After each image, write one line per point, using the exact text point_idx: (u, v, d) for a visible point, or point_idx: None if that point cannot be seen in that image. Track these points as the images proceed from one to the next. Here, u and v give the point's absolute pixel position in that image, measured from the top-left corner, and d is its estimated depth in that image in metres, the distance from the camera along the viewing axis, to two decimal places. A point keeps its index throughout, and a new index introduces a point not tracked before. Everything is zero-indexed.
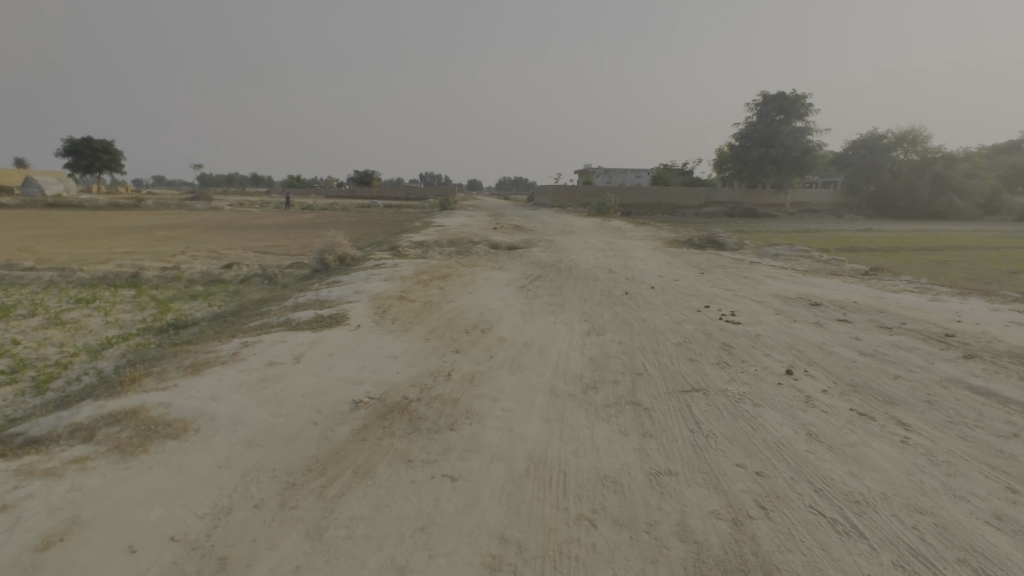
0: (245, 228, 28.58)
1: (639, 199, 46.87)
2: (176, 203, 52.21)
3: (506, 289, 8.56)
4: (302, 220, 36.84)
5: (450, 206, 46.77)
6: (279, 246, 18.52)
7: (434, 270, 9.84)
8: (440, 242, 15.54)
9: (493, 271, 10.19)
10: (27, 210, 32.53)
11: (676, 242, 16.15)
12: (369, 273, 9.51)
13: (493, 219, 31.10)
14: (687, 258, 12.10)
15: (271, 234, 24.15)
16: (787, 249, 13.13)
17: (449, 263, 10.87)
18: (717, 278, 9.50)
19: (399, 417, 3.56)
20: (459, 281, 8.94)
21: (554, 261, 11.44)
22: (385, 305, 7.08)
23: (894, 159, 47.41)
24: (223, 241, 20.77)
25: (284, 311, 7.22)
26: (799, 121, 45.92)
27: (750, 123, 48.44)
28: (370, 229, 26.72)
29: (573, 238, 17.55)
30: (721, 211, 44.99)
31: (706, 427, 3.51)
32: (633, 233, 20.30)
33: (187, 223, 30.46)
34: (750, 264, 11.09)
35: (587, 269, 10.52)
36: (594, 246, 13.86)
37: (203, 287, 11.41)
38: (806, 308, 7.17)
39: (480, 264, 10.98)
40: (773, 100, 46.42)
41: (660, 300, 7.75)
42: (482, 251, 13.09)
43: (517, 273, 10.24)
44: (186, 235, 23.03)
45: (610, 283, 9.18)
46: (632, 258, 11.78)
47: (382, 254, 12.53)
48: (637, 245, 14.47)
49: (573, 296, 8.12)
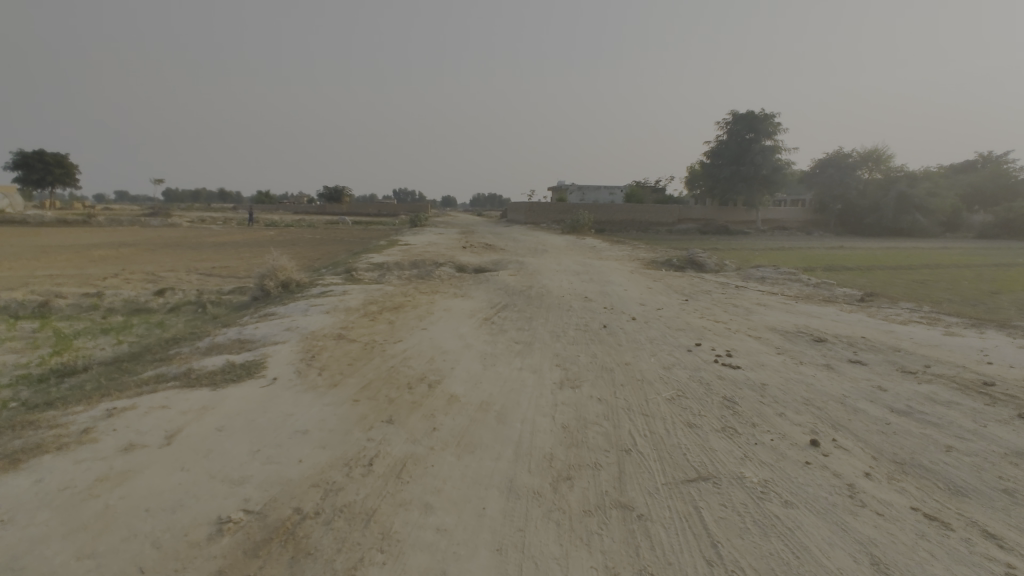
0: (197, 247, 26.76)
1: (613, 216, 46.51)
2: (131, 220, 49.62)
3: (467, 323, 7.44)
4: (264, 237, 35.15)
5: (421, 222, 45.71)
6: (228, 268, 17.03)
7: (387, 300, 8.65)
8: (402, 263, 14.36)
9: (454, 300, 9.07)
10: None
11: (653, 262, 15.30)
12: (310, 304, 8.27)
13: (464, 237, 30.06)
14: (668, 281, 11.20)
15: (223, 253, 22.51)
16: (772, 271, 12.37)
17: (405, 290, 9.69)
18: (703, 306, 8.59)
19: (279, 550, 2.39)
20: (413, 313, 7.78)
21: (523, 286, 10.38)
22: (317, 347, 5.87)
23: (859, 177, 48.28)
24: (166, 262, 19.11)
25: (192, 355, 5.94)
26: (768, 140, 46.40)
27: (721, 141, 48.80)
28: (334, 248, 25.35)
29: (546, 258, 16.56)
30: (694, 228, 44.92)
31: (729, 557, 2.44)
32: (609, 252, 19.42)
33: (134, 242, 28.43)
34: (736, 289, 10.25)
35: (561, 296, 9.49)
36: (568, 268, 12.87)
37: (122, 318, 9.95)
38: (810, 345, 6.26)
39: (440, 291, 9.83)
40: (743, 119, 46.86)
41: (644, 336, 6.75)
42: (446, 275, 11.97)
43: (482, 302, 9.14)
44: (128, 255, 21.22)
45: (586, 313, 8.17)
46: (609, 282, 10.81)
47: (333, 279, 11.29)
48: (614, 266, 13.54)
49: (544, 332, 7.05)
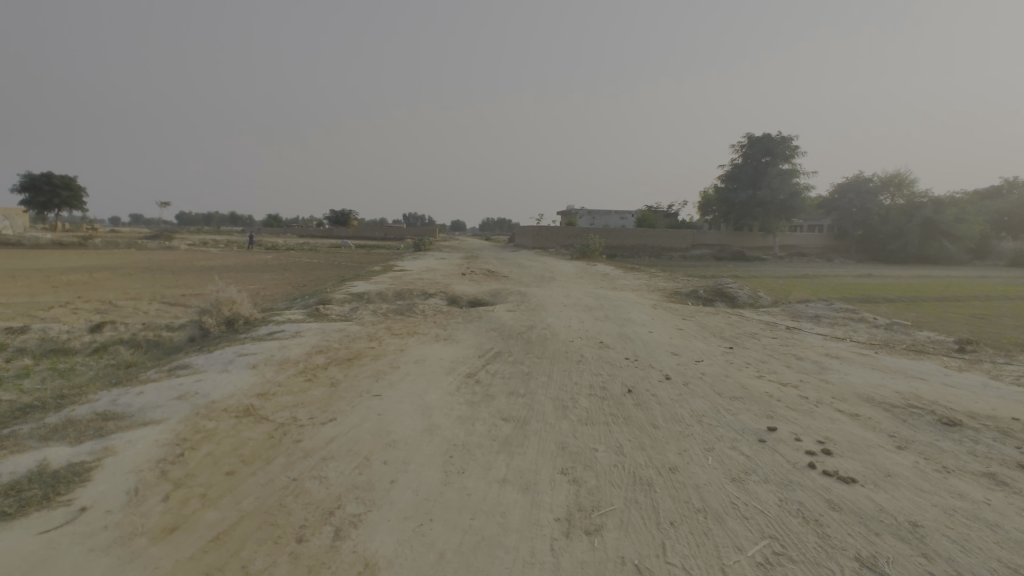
0: (183, 271, 25.17)
1: (624, 241, 44.59)
2: (129, 243, 48.47)
3: (441, 385, 5.43)
4: (257, 262, 33.49)
5: (425, 246, 44.29)
6: (197, 297, 15.21)
7: (344, 347, 6.68)
8: (387, 293, 12.46)
9: (433, 347, 7.09)
10: None
11: (677, 295, 13.30)
12: (241, 351, 6.31)
13: (466, 262, 28.25)
14: (700, 320, 9.18)
15: (203, 279, 20.78)
16: (823, 307, 10.32)
17: (373, 332, 7.71)
18: (757, 359, 6.56)
19: None
20: (371, 369, 5.78)
21: (524, 326, 8.38)
22: (202, 432, 3.89)
23: (881, 203, 46.08)
24: (134, 289, 17.32)
25: (19, 443, 3.95)
26: (785, 164, 44.60)
27: (735, 165, 47.07)
28: (325, 274, 23.55)
29: (553, 289, 14.60)
30: (709, 254, 42.90)
31: None
32: (623, 281, 17.42)
33: (118, 265, 26.86)
34: (789, 333, 8.20)
35: (570, 340, 7.50)
36: (579, 301, 10.88)
37: (28, 362, 8.05)
38: (942, 433, 4.21)
39: (418, 333, 7.85)
40: (758, 143, 45.13)
41: (689, 412, 4.73)
42: (433, 309, 10.03)
43: (469, 349, 7.16)
44: (98, 281, 19.48)
45: (604, 368, 6.18)
46: (630, 321, 8.80)
47: (295, 314, 9.37)
48: (632, 300, 11.54)
49: (548, 401, 5.05)
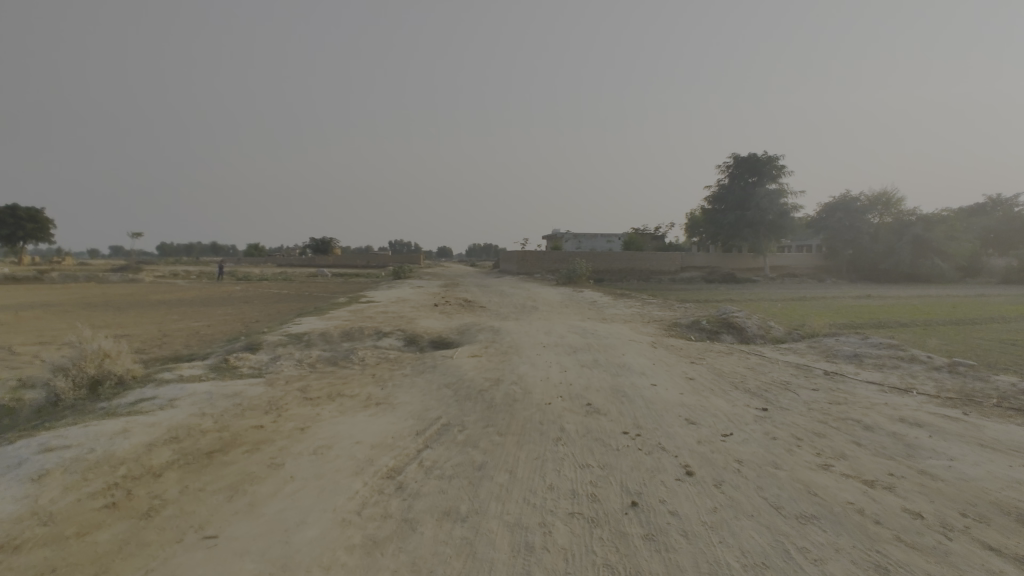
0: (131, 307, 22.85)
1: (611, 264, 42.98)
2: (93, 277, 45.90)
3: (334, 502, 3.39)
4: (222, 294, 31.26)
5: (404, 275, 42.33)
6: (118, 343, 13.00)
7: (219, 425, 4.63)
8: (332, 333, 10.41)
9: (354, 421, 5.05)
10: None
11: (677, 328, 11.44)
12: (50, 442, 4.19)
13: (444, 291, 26.25)
14: (714, 364, 7.24)
15: (143, 318, 18.51)
16: (857, 342, 8.46)
17: (280, 395, 5.66)
18: (809, 429, 4.63)
19: None
20: (234, 472, 3.71)
21: (487, 379, 6.37)
22: None
23: (870, 222, 45.10)
24: (53, 331, 15.05)
25: None
26: (773, 184, 43.70)
27: (722, 186, 46.07)
28: (286, 307, 21.37)
29: (532, 322, 12.65)
30: (699, 277, 41.43)
31: None
32: (613, 310, 15.55)
33: (59, 302, 24.45)
34: (833, 382, 6.27)
35: (546, 401, 5.53)
36: (563, 340, 8.94)
37: None
38: None
39: (342, 397, 5.80)
40: (744, 163, 44.17)
41: (738, 560, 2.75)
42: (378, 356, 7.99)
43: (406, 422, 5.13)
44: (19, 322, 17.14)
45: (592, 456, 4.20)
46: (626, 369, 6.85)
47: (196, 367, 7.29)
48: (626, 336, 9.61)
49: (500, 538, 3.04)
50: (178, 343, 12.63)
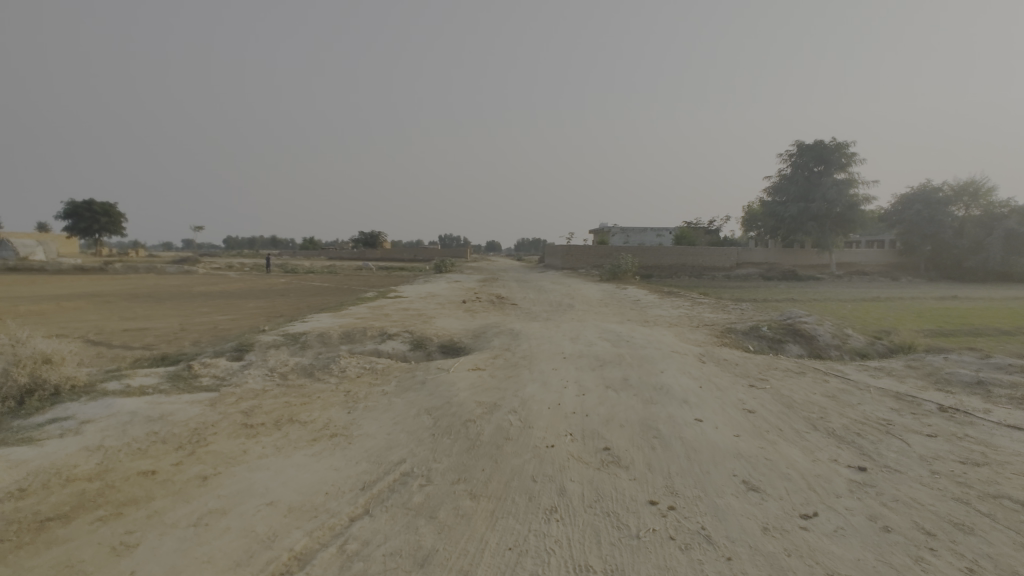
0: (170, 298, 22.94)
1: (661, 260, 40.63)
2: (151, 268, 47.79)
3: None
4: (265, 286, 31.39)
5: (446, 269, 41.63)
6: (130, 339, 12.49)
7: (100, 468, 3.48)
8: (333, 334, 9.30)
9: (287, 464, 3.80)
10: None
11: (731, 334, 9.72)
12: None
13: (481, 286, 25.10)
14: (781, 390, 5.55)
15: (174, 310, 18.28)
16: (973, 362, 6.51)
17: (214, 421, 4.49)
18: (944, 517, 2.98)
19: None
20: (51, 561, 2.51)
21: (480, 404, 4.99)
22: None
23: (955, 214, 40.32)
24: (78, 324, 14.84)
25: None
26: (841, 173, 39.94)
27: (784, 176, 42.58)
28: (318, 301, 20.80)
29: (562, 324, 11.17)
30: (756, 273, 38.48)
31: None
32: (657, 310, 13.84)
33: (108, 292, 24.97)
34: (956, 425, 4.49)
35: (547, 442, 4.10)
36: (590, 349, 7.42)
37: None
38: None
39: (293, 424, 4.57)
40: (810, 150, 40.51)
41: None
42: (365, 363, 6.76)
43: (355, 467, 3.83)
44: (55, 313, 17.22)
45: (595, 551, 2.76)
46: (663, 394, 5.30)
47: (154, 373, 6.29)
48: (668, 344, 7.99)
49: None
50: (187, 340, 11.97)
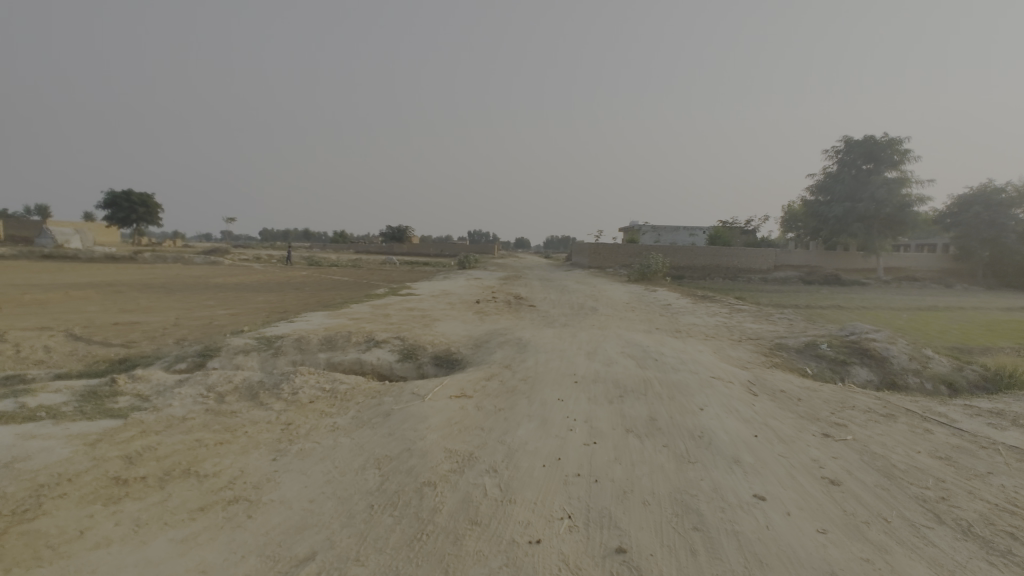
0: (183, 290, 22.36)
1: (694, 260, 38.57)
2: (180, 258, 48.14)
3: None
4: (284, 279, 30.87)
5: (469, 265, 40.51)
6: (114, 335, 11.63)
7: None
8: (313, 339, 8.10)
9: (131, 559, 2.50)
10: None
11: (782, 351, 8.18)
12: None
13: (500, 284, 23.80)
14: (871, 445, 4.04)
15: (179, 303, 17.55)
16: None
17: (77, 472, 3.26)
18: None
19: None
20: None
21: (450, 456, 3.64)
22: None
23: (1020, 217, 36.84)
24: (72, 315, 14.13)
25: None
26: (892, 171, 37.02)
27: (828, 174, 39.81)
28: (329, 296, 19.88)
29: (580, 331, 9.75)
30: (795, 277, 36.09)
31: None
32: (690, 318, 12.25)
33: (125, 282, 24.70)
34: None
35: (531, 535, 2.72)
36: (610, 370, 5.98)
37: None
38: None
39: (185, 479, 3.29)
40: (858, 147, 37.66)
41: None
42: (328, 380, 5.47)
43: (236, 567, 2.52)
44: (54, 303, 16.58)
45: None
46: (705, 447, 3.84)
47: (71, 388, 5.16)
48: (707, 365, 6.50)
49: None
50: (169, 339, 10.99)
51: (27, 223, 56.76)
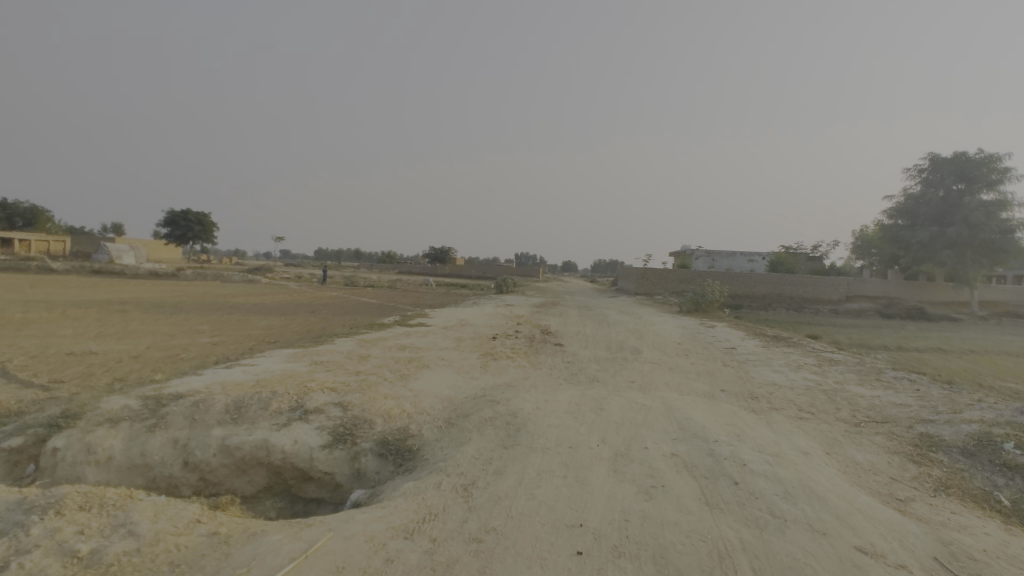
0: (191, 310, 20.82)
1: (753, 288, 34.62)
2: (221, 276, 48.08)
3: None
4: (310, 300, 29.34)
5: (506, 289, 38.02)
6: (49, 369, 9.66)
7: None
8: (217, 400, 5.61)
9: None
10: (22, 285, 28.63)
11: (940, 454, 5.09)
12: None
13: (533, 313, 21.10)
14: None
15: (169, 326, 15.76)
16: None
17: None
18: None
19: None
20: None
21: None
22: None
23: None
24: (36, 340, 12.43)
25: None
26: (989, 192, 31.98)
27: (909, 195, 35.04)
28: (338, 322, 17.81)
29: (613, 394, 6.90)
30: (873, 309, 31.54)
31: None
32: (766, 371, 9.15)
33: (142, 300, 23.55)
34: None
35: None
36: (649, 516, 3.22)
37: None
38: None
39: None
40: (947, 164, 32.84)
41: None
42: (107, 520, 2.91)
43: None
44: (37, 323, 15.10)
45: None
46: None
47: None
48: (834, 498, 3.58)
49: None
50: (105, 378, 8.95)
51: (89, 239, 59.05)
